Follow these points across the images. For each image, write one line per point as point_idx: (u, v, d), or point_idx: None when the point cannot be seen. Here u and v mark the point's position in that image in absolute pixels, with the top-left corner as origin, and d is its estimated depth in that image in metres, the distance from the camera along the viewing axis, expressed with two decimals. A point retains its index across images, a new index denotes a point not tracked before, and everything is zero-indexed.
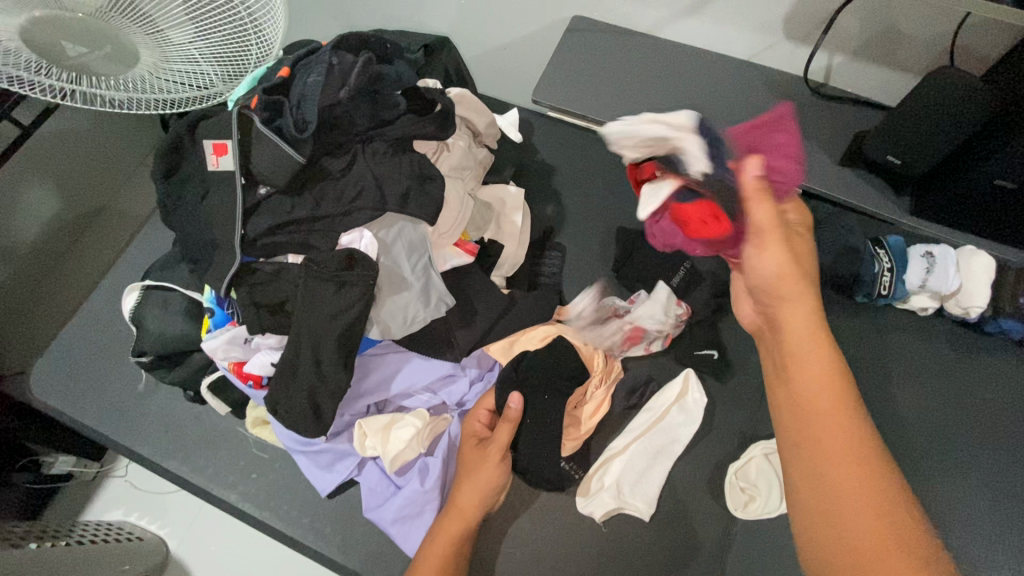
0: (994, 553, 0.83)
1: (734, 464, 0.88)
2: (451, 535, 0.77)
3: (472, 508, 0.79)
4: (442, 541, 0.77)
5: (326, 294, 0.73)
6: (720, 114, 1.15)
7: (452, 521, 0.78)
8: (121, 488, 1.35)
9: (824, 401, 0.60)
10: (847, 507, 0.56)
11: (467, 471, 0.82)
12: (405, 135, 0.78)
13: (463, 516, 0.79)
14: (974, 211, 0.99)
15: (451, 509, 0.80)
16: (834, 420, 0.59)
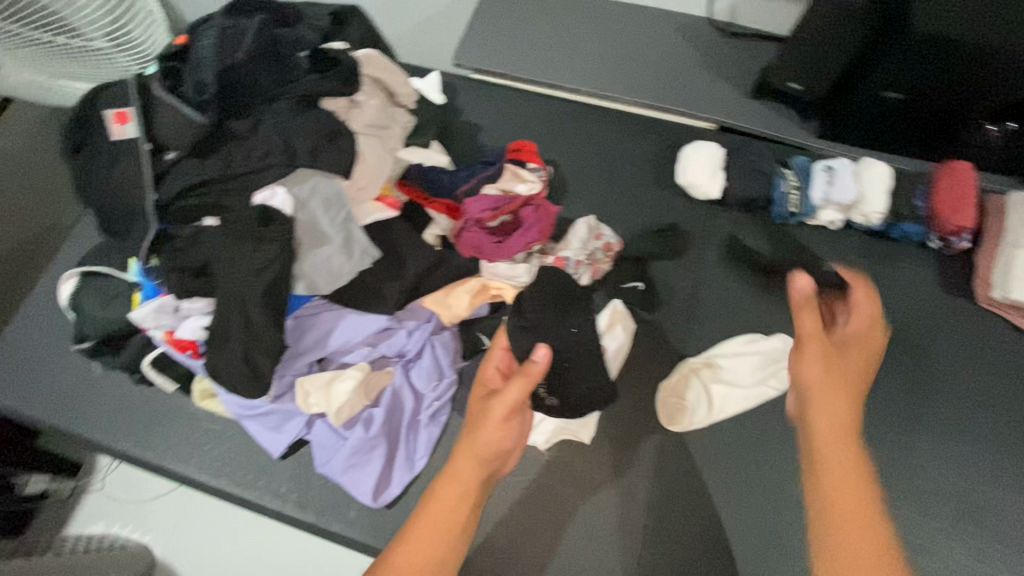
0: (902, 437, 0.91)
1: (664, 382, 0.94)
2: (447, 508, 0.65)
3: (469, 477, 0.67)
4: (436, 519, 0.65)
5: (245, 251, 0.76)
6: (635, 61, 1.19)
7: (448, 493, 0.66)
8: (101, 501, 1.26)
9: (837, 401, 0.66)
10: (856, 548, 0.55)
11: (471, 433, 0.69)
12: (309, 92, 0.82)
13: (460, 485, 0.67)
14: (873, 128, 1.05)
15: (448, 480, 0.67)
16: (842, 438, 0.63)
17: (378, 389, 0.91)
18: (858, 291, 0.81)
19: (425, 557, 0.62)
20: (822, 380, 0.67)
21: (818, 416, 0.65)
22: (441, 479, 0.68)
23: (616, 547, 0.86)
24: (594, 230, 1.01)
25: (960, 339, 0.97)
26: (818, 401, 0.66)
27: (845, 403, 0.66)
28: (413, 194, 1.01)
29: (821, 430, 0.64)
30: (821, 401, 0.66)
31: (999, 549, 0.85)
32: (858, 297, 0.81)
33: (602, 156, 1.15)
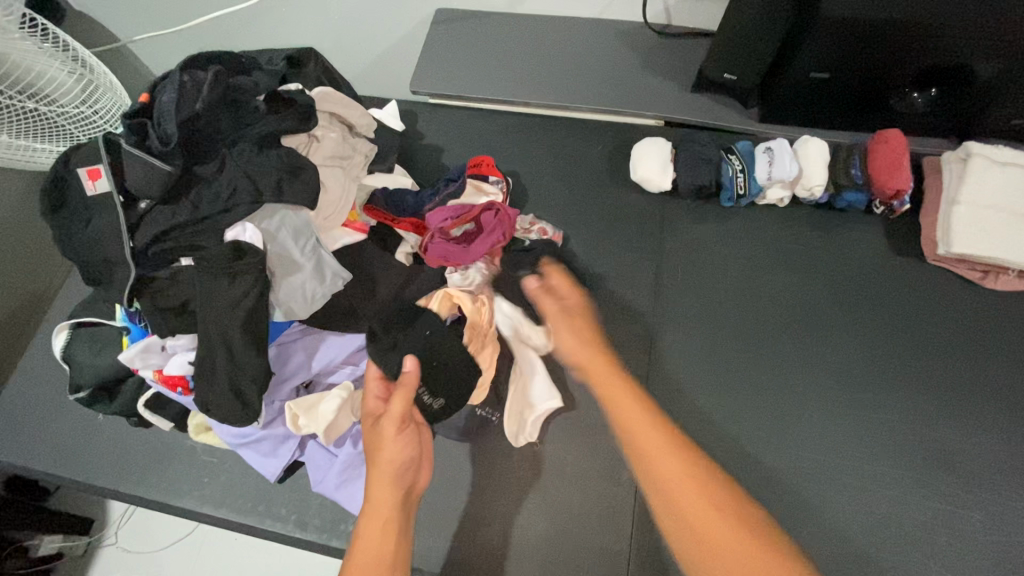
0: (872, 396, 0.94)
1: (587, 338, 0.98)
2: (374, 537, 0.68)
3: (382, 505, 0.70)
4: (365, 556, 0.67)
5: (222, 286, 0.81)
6: (581, 70, 1.25)
7: (370, 525, 0.69)
8: (115, 555, 1.28)
9: (656, 433, 0.69)
10: (722, 540, 0.60)
11: (375, 459, 0.73)
12: (270, 131, 0.88)
13: (378, 516, 0.69)
14: (809, 107, 1.10)
15: (367, 510, 0.70)
16: (658, 433, 0.69)
17: (365, 405, 0.95)
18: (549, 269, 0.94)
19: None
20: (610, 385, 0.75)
21: (635, 428, 0.70)
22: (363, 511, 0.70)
23: (606, 531, 0.90)
24: (530, 220, 1.10)
25: (914, 295, 1.01)
26: (631, 424, 0.70)
27: (668, 433, 0.69)
28: (378, 216, 1.06)
29: (637, 447, 0.68)
30: (623, 410, 0.72)
31: (979, 494, 0.87)
32: (536, 281, 0.91)
33: (559, 163, 1.21)
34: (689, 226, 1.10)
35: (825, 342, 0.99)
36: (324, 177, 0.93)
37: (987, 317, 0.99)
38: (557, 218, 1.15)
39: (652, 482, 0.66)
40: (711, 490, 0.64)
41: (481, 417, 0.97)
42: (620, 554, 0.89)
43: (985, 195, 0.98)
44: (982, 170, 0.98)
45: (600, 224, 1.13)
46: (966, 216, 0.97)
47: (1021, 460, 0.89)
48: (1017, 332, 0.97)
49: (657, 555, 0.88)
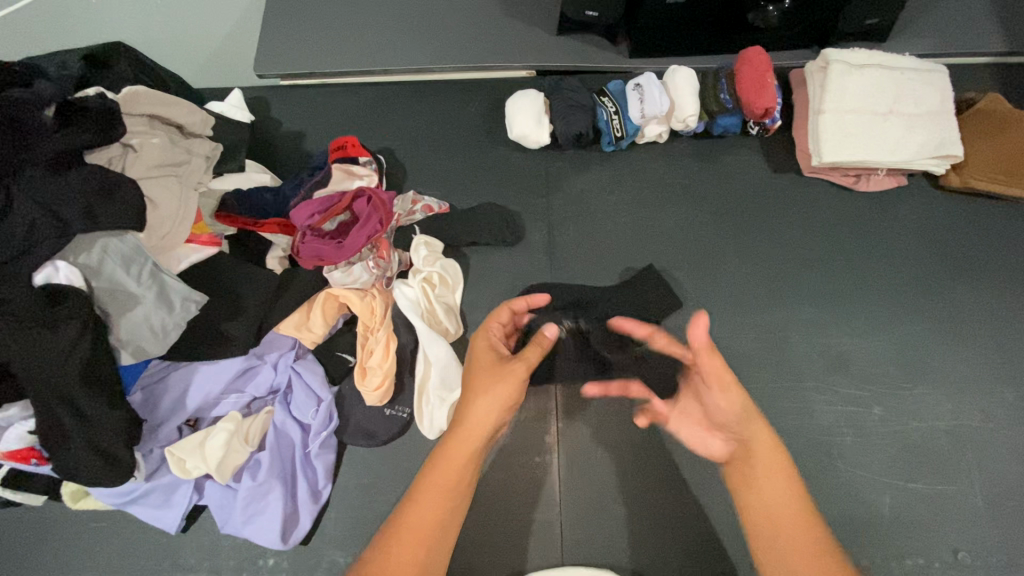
0: (774, 316, 0.96)
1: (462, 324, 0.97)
2: (436, 493, 0.66)
3: (457, 456, 0.68)
4: (420, 511, 0.65)
5: (40, 339, 0.69)
6: (440, 25, 1.15)
7: (437, 475, 0.67)
8: None
9: (777, 459, 0.66)
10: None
11: (471, 387, 0.72)
12: (64, 150, 0.73)
13: (450, 472, 0.67)
14: (675, 37, 1.07)
15: (448, 445, 0.69)
16: (773, 444, 0.67)
17: (259, 432, 0.87)
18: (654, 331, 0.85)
19: (417, 546, 0.64)
20: (761, 430, 0.68)
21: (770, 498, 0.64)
22: (435, 458, 0.68)
23: (537, 503, 0.88)
24: (412, 198, 1.01)
25: (796, 211, 1.03)
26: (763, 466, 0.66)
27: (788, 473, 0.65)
28: (237, 222, 0.94)
29: (768, 493, 0.65)
30: (759, 456, 0.67)
31: (875, 390, 0.91)
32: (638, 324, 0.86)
33: (433, 130, 1.12)
34: (575, 178, 1.06)
35: (720, 272, 0.99)
36: (152, 191, 0.80)
37: (864, 220, 1.02)
38: (440, 190, 1.08)
39: (755, 504, 0.65)
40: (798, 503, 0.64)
41: (392, 416, 0.92)
42: (553, 522, 0.87)
43: (846, 101, 0.99)
44: (842, 76, 0.99)
45: (486, 189, 1.07)
46: (831, 124, 0.98)
47: (907, 351, 0.93)
48: (891, 230, 1.01)
49: (589, 516, 0.87)
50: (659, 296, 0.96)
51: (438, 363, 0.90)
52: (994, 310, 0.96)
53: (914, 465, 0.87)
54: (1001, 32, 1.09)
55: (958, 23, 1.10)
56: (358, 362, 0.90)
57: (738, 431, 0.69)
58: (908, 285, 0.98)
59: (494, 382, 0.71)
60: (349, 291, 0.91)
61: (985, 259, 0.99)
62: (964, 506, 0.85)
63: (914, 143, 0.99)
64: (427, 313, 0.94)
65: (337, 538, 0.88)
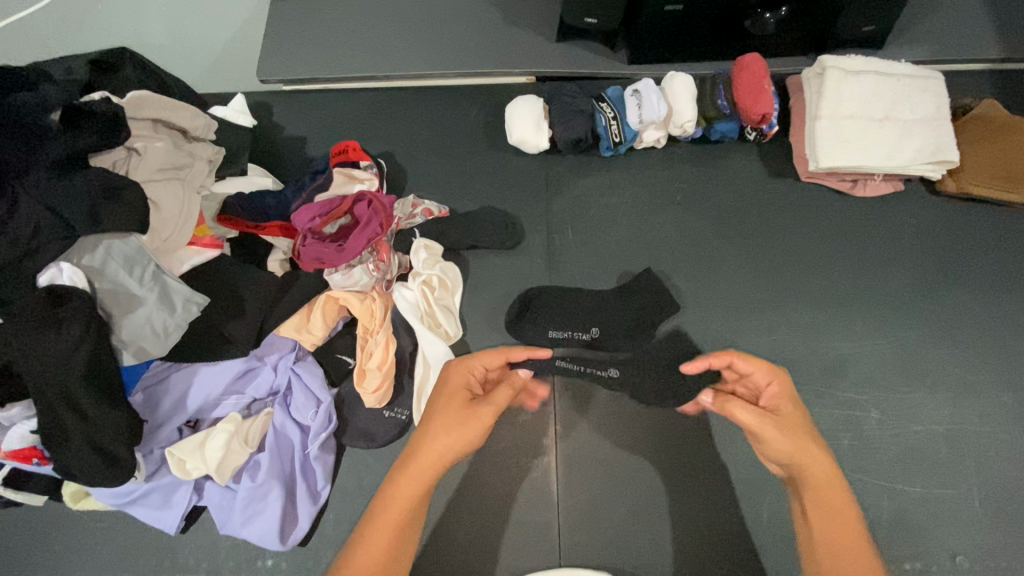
0: (772, 319, 0.97)
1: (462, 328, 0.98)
2: (387, 523, 0.66)
3: (409, 485, 0.67)
4: (371, 540, 0.65)
5: (45, 340, 0.70)
6: (441, 31, 1.16)
7: (390, 506, 0.66)
8: None
9: (840, 495, 0.67)
10: None
11: (431, 418, 0.71)
12: (68, 153, 0.75)
13: (399, 501, 0.67)
14: (672, 43, 1.08)
15: (399, 472, 0.68)
16: (834, 478, 0.68)
17: (259, 433, 0.88)
18: (738, 359, 0.75)
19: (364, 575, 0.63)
20: (825, 466, 0.68)
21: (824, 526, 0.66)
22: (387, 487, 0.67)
23: (535, 505, 0.89)
24: (412, 202, 1.02)
25: (794, 215, 1.04)
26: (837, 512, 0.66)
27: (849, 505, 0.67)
28: (238, 225, 0.94)
29: (823, 529, 0.66)
30: (828, 496, 0.67)
31: (873, 394, 0.92)
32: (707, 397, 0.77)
33: (434, 135, 1.13)
34: (574, 183, 1.07)
35: (718, 276, 1.00)
36: (156, 195, 0.82)
37: (861, 225, 1.03)
38: (440, 194, 1.09)
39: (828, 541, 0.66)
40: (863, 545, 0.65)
41: (391, 417, 0.92)
42: (551, 525, 0.87)
43: (842, 108, 1.00)
44: (838, 82, 1.00)
45: (486, 193, 1.08)
46: (828, 130, 0.99)
47: (904, 355, 0.94)
48: (888, 234, 1.02)
49: (588, 519, 0.87)
50: (654, 296, 0.97)
51: (436, 366, 0.91)
52: (991, 314, 0.96)
53: (913, 469, 0.88)
54: (996, 38, 1.10)
55: (954, 29, 1.11)
56: (357, 364, 0.91)
57: (799, 472, 0.68)
58: (906, 289, 0.98)
59: (454, 419, 0.69)
60: (351, 293, 0.91)
61: (983, 264, 0.99)
62: (963, 509, 0.85)
63: (910, 148, 0.99)
64: (427, 316, 0.94)
65: (336, 539, 0.88)
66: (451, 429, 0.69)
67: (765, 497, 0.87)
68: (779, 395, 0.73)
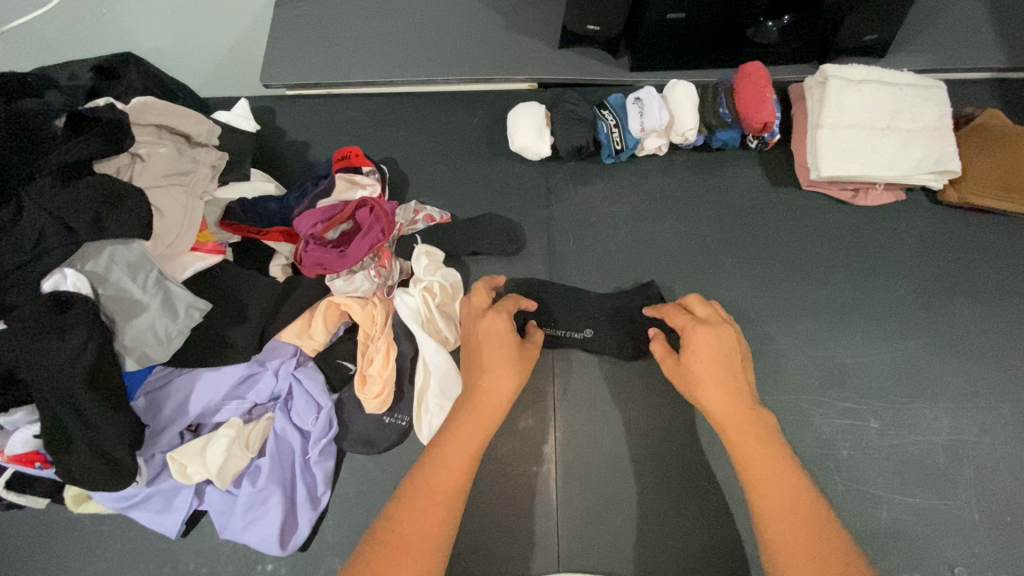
0: (772, 328, 0.97)
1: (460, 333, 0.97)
2: (456, 459, 0.71)
3: (471, 423, 0.73)
4: (437, 477, 0.69)
5: (49, 346, 0.70)
6: (444, 37, 1.17)
7: (457, 442, 0.72)
8: None
9: (754, 434, 0.70)
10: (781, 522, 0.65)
11: (486, 360, 0.78)
12: (74, 159, 0.75)
13: (468, 443, 0.72)
14: (675, 51, 1.08)
15: (459, 414, 0.75)
16: (743, 413, 0.72)
17: (260, 438, 0.88)
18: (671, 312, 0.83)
19: (438, 508, 0.67)
20: (730, 406, 0.72)
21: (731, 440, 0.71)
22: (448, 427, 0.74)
23: (533, 513, 0.89)
24: (414, 207, 1.02)
25: (795, 224, 1.04)
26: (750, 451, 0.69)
27: (773, 447, 0.70)
28: (242, 231, 0.94)
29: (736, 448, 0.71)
30: (736, 438, 0.71)
31: (872, 404, 0.92)
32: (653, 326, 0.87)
33: (436, 141, 1.14)
34: (576, 190, 1.07)
35: (719, 284, 1.00)
36: (160, 200, 0.82)
37: (862, 234, 1.03)
38: (442, 200, 1.10)
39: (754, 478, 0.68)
40: (790, 476, 0.68)
41: (391, 423, 0.93)
42: (550, 532, 0.88)
43: (844, 116, 1.00)
44: (841, 91, 1.00)
45: (488, 200, 1.09)
46: (830, 139, 0.99)
47: (904, 365, 0.94)
48: (889, 244, 1.02)
49: (586, 526, 0.88)
50: (651, 293, 0.98)
51: (436, 372, 0.91)
52: (992, 324, 0.96)
53: (912, 479, 0.88)
54: (999, 48, 1.10)
55: (957, 39, 1.11)
56: (358, 369, 0.91)
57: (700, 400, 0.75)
58: (907, 299, 0.98)
59: (512, 364, 0.77)
60: (350, 296, 0.92)
61: (983, 274, 0.99)
62: (961, 520, 0.85)
63: (912, 157, 0.99)
64: (427, 322, 0.95)
65: (336, 544, 0.89)
66: (510, 374, 0.76)
67: None
68: (695, 342, 0.76)
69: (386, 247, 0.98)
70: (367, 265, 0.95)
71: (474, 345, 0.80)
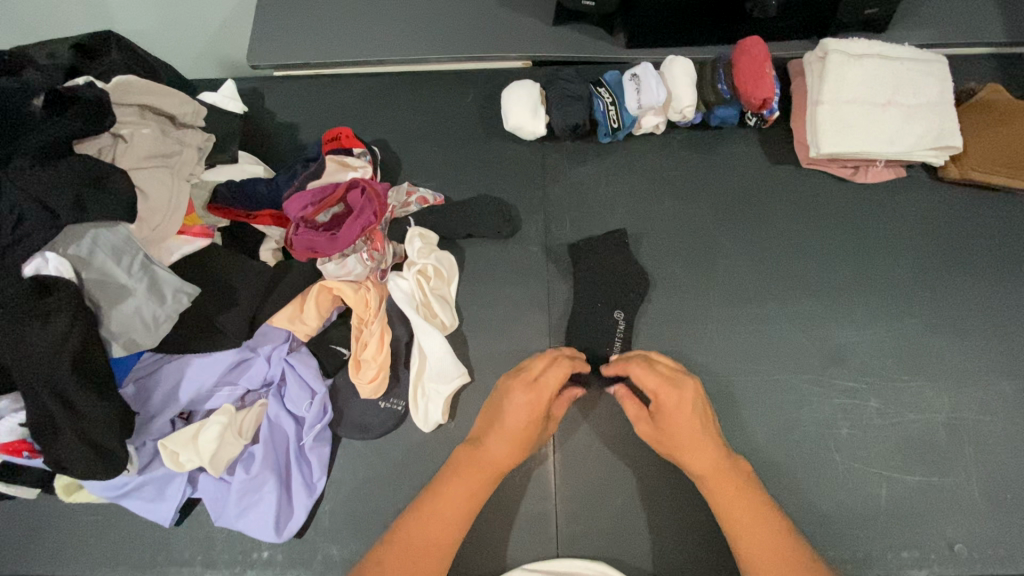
0: (771, 308, 0.96)
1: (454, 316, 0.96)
2: (450, 516, 0.74)
3: (471, 481, 0.76)
4: (429, 530, 0.73)
5: (32, 331, 0.68)
6: (435, 14, 1.14)
7: (455, 498, 0.75)
8: None
9: (732, 483, 0.74)
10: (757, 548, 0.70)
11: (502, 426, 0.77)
12: (55, 139, 0.73)
13: (462, 500, 0.75)
14: (672, 27, 1.06)
15: (462, 472, 0.77)
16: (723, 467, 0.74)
17: (253, 425, 0.87)
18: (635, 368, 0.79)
19: (428, 560, 0.72)
20: (710, 463, 0.74)
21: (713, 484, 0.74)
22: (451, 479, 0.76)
23: (532, 496, 0.88)
24: (406, 189, 1.01)
25: (795, 203, 1.02)
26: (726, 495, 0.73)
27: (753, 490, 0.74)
28: (231, 215, 0.94)
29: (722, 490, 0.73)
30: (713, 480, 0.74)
31: (872, 383, 0.91)
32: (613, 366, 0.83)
33: (429, 122, 1.11)
34: (571, 171, 1.05)
35: (718, 265, 0.98)
36: (144, 183, 0.80)
37: (863, 213, 1.01)
38: (435, 181, 1.07)
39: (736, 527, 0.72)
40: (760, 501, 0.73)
41: (387, 408, 0.91)
42: (548, 516, 0.87)
43: (843, 92, 0.98)
44: (840, 66, 0.98)
45: (482, 181, 1.06)
46: (830, 116, 0.97)
47: (905, 344, 0.93)
48: (890, 222, 1.00)
49: (585, 510, 0.87)
50: (645, 275, 0.97)
51: (432, 356, 0.90)
52: (993, 302, 0.95)
53: (912, 458, 0.87)
54: (1000, 22, 1.09)
55: (959, 13, 1.09)
56: (352, 355, 0.90)
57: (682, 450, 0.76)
58: (907, 277, 0.97)
59: (519, 442, 0.77)
60: (343, 281, 0.90)
61: (985, 252, 0.98)
62: (961, 498, 0.85)
63: (912, 133, 0.98)
64: (422, 306, 0.93)
65: (332, 530, 0.88)
66: (517, 450, 0.77)
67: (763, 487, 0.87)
68: (669, 404, 0.76)
69: (378, 228, 0.94)
70: (359, 249, 0.91)
71: (496, 411, 0.79)
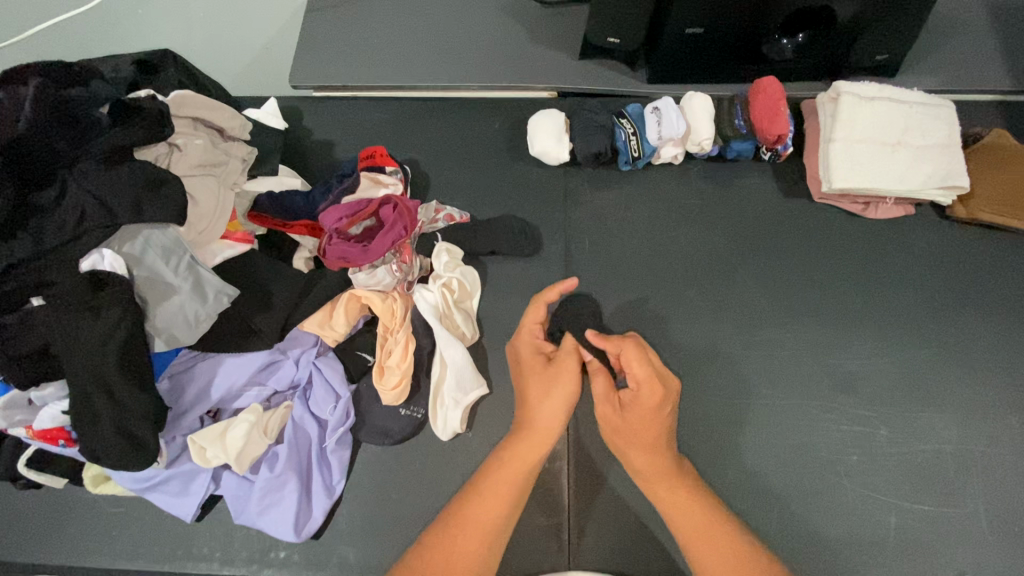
0: (781, 334, 0.99)
1: (473, 327, 0.99)
2: (493, 500, 0.75)
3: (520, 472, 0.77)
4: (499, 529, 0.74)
5: (85, 322, 0.73)
6: (468, 46, 1.21)
7: (494, 488, 0.76)
8: None
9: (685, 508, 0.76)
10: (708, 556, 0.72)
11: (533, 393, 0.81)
12: (115, 147, 0.79)
13: (506, 483, 0.76)
14: (693, 65, 1.12)
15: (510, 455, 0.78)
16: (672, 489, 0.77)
17: (279, 425, 0.90)
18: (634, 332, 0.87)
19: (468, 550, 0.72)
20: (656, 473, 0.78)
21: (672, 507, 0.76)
22: (481, 484, 0.76)
23: (545, 507, 0.90)
24: (435, 207, 1.04)
25: (808, 235, 1.06)
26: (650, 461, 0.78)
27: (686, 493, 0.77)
28: (268, 224, 0.99)
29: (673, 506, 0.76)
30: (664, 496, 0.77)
31: (882, 412, 0.93)
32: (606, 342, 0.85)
33: (457, 145, 1.17)
34: (591, 196, 1.10)
35: (731, 291, 1.02)
36: (193, 189, 0.85)
37: (872, 246, 1.05)
38: (461, 200, 1.13)
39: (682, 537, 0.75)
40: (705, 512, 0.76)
41: (407, 415, 0.94)
42: (562, 528, 0.89)
43: (855, 131, 1.03)
44: (852, 108, 1.03)
45: (506, 202, 1.11)
46: (843, 153, 1.02)
47: (915, 374, 0.95)
48: (898, 255, 1.04)
49: (597, 523, 0.88)
50: (659, 298, 1.02)
51: (453, 366, 0.93)
52: (1000, 337, 0.98)
53: (921, 487, 0.88)
54: (1008, 71, 1.14)
55: (968, 61, 1.15)
56: (376, 362, 0.93)
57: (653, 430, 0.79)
58: (915, 310, 1.00)
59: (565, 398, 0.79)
60: (371, 292, 0.94)
61: (992, 288, 1.01)
62: (970, 528, 0.86)
63: (921, 173, 1.02)
64: (445, 317, 0.97)
65: (348, 533, 0.89)
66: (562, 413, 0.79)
67: (772, 508, 0.87)
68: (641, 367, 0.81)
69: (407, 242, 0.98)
70: (389, 262, 0.95)
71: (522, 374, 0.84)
